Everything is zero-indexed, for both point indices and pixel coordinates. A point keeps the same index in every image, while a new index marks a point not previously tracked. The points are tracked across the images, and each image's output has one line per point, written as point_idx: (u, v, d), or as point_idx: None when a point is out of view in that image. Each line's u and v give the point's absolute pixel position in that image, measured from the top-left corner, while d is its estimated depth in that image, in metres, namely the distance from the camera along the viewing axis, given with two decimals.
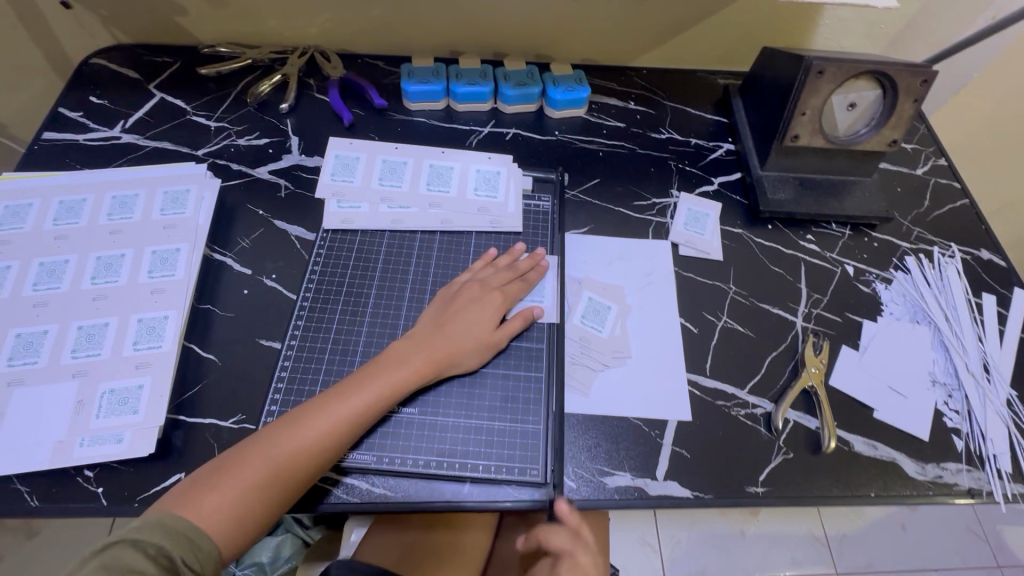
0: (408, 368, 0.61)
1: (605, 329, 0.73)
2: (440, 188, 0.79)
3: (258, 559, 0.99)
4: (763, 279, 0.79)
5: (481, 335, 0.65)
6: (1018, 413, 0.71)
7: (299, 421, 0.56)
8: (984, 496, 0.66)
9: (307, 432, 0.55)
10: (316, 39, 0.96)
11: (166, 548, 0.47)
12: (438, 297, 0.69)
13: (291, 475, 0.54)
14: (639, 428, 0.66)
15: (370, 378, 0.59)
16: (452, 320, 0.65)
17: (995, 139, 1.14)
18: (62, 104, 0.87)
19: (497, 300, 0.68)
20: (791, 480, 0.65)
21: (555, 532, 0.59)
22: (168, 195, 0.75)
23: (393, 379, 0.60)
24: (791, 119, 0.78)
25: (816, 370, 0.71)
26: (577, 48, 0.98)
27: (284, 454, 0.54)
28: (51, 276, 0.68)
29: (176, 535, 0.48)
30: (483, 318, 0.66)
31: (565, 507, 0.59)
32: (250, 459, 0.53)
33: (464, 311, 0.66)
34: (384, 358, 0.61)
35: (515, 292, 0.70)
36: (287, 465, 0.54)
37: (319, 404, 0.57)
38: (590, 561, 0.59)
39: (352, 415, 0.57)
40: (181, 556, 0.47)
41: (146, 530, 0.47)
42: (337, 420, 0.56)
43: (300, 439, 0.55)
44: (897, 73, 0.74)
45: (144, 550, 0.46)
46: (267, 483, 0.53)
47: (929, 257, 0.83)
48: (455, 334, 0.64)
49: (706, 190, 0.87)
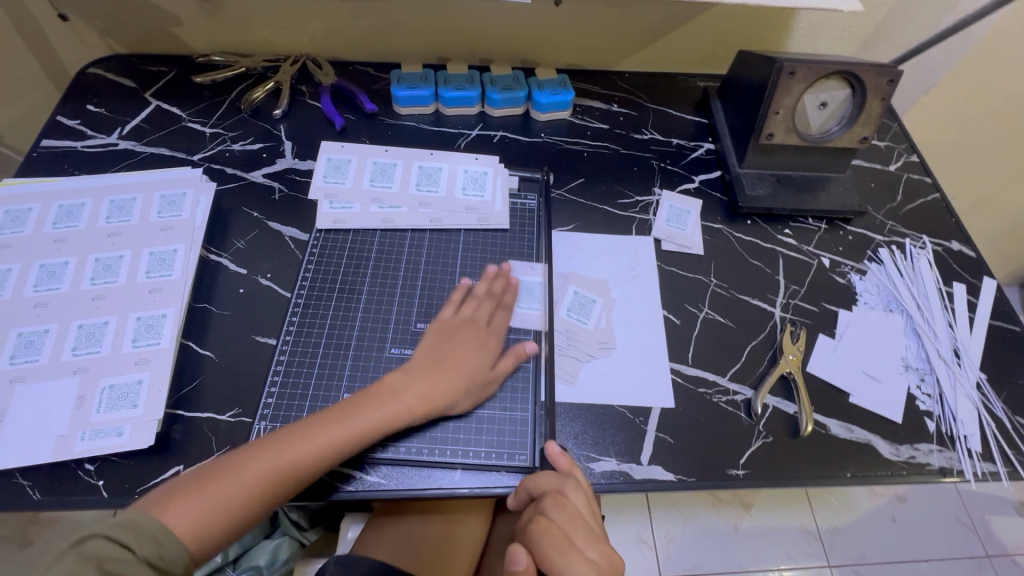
0: (400, 404, 0.61)
1: (591, 321, 0.75)
2: (430, 188, 0.82)
3: (254, 562, 0.97)
4: (743, 271, 0.82)
5: (477, 376, 0.65)
6: (988, 395, 0.74)
7: (283, 443, 0.57)
8: (956, 474, 0.68)
9: (291, 455, 0.56)
10: (308, 48, 0.99)
11: (136, 545, 0.48)
12: (434, 329, 0.69)
13: (267, 494, 0.55)
14: (623, 415, 0.69)
15: (361, 409, 0.60)
16: (448, 358, 0.66)
17: (967, 136, 1.18)
18: (60, 113, 0.89)
19: (493, 341, 0.68)
20: (771, 463, 0.67)
21: (542, 474, 0.60)
22: (165, 199, 0.77)
23: (385, 414, 0.61)
24: (766, 118, 0.82)
25: (794, 358, 0.74)
26: (562, 53, 1.01)
27: (266, 472, 0.55)
28: (51, 277, 0.70)
29: (146, 534, 0.49)
30: (480, 360, 0.66)
31: (555, 448, 0.63)
32: (230, 472, 0.55)
33: (460, 348, 0.67)
34: (377, 389, 0.62)
35: (502, 323, 0.71)
36: (264, 484, 0.55)
37: (306, 429, 0.58)
38: (579, 499, 0.58)
39: (339, 446, 0.58)
40: (148, 554, 0.49)
41: (120, 527, 0.49)
42: (323, 448, 0.57)
43: (284, 459, 0.56)
44: (865, 72, 0.78)
45: (121, 544, 0.48)
46: (243, 497, 0.54)
47: (902, 249, 0.86)
48: (450, 373, 0.64)
49: (687, 188, 0.90)
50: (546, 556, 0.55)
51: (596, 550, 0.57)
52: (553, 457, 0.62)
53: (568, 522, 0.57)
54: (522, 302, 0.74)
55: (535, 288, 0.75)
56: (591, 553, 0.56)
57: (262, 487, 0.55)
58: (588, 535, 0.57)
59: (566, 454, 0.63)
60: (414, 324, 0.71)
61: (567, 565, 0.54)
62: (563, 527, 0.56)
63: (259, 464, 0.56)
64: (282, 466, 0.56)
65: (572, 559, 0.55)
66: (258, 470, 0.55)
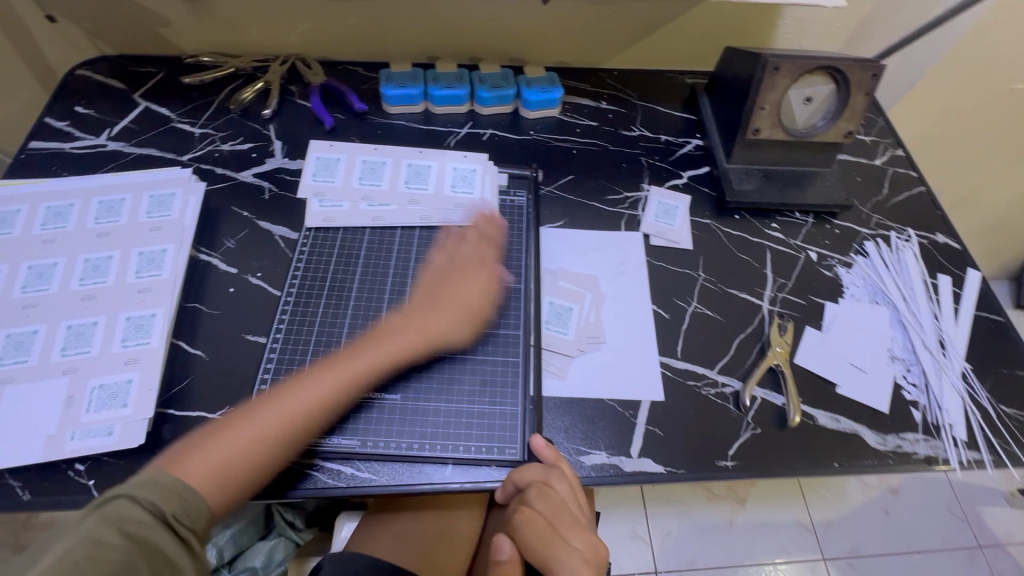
0: (401, 341, 0.66)
1: (570, 331, 0.74)
2: (419, 186, 0.82)
3: (250, 563, 0.97)
4: (731, 265, 0.83)
5: (471, 305, 0.71)
6: (973, 385, 0.75)
7: (291, 389, 0.59)
8: (941, 463, 0.69)
9: (304, 397, 0.59)
10: (297, 47, 0.99)
11: (159, 504, 0.45)
12: (426, 275, 0.73)
13: (280, 437, 0.56)
14: (613, 408, 0.69)
15: (364, 351, 0.65)
16: (437, 298, 0.71)
17: (953, 130, 1.19)
18: (48, 115, 0.89)
19: (479, 274, 0.73)
20: (759, 454, 0.68)
21: (527, 467, 0.62)
22: (155, 199, 0.77)
23: (386, 352, 0.65)
24: (752, 113, 0.83)
25: (781, 350, 0.74)
26: (550, 51, 1.02)
27: (280, 416, 0.57)
28: (39, 278, 0.70)
29: (167, 491, 0.46)
30: (472, 287, 0.72)
31: (540, 441, 0.64)
32: (241, 422, 0.56)
33: (452, 284, 0.72)
34: (376, 332, 0.67)
35: (488, 252, 0.75)
36: (277, 428, 0.57)
37: (311, 374, 0.61)
38: (564, 489, 0.61)
39: (347, 385, 0.62)
40: (172, 512, 0.46)
41: (142, 484, 0.46)
42: (333, 390, 0.61)
43: (297, 402, 0.58)
44: (848, 67, 0.78)
45: (144, 505, 0.45)
46: (256, 441, 0.55)
47: (888, 241, 0.87)
48: (444, 306, 0.70)
49: (675, 183, 0.91)
50: (530, 542, 0.61)
51: (580, 537, 0.62)
52: (538, 450, 0.63)
53: (551, 511, 0.61)
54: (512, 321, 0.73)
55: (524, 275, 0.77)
56: (575, 541, 0.61)
57: (279, 433, 0.56)
58: (571, 521, 0.62)
59: (552, 447, 0.63)
60: None
61: (550, 551, 0.60)
62: (546, 515, 0.61)
63: (273, 411, 0.57)
64: (297, 410, 0.58)
65: (556, 546, 0.61)
66: (273, 417, 0.57)
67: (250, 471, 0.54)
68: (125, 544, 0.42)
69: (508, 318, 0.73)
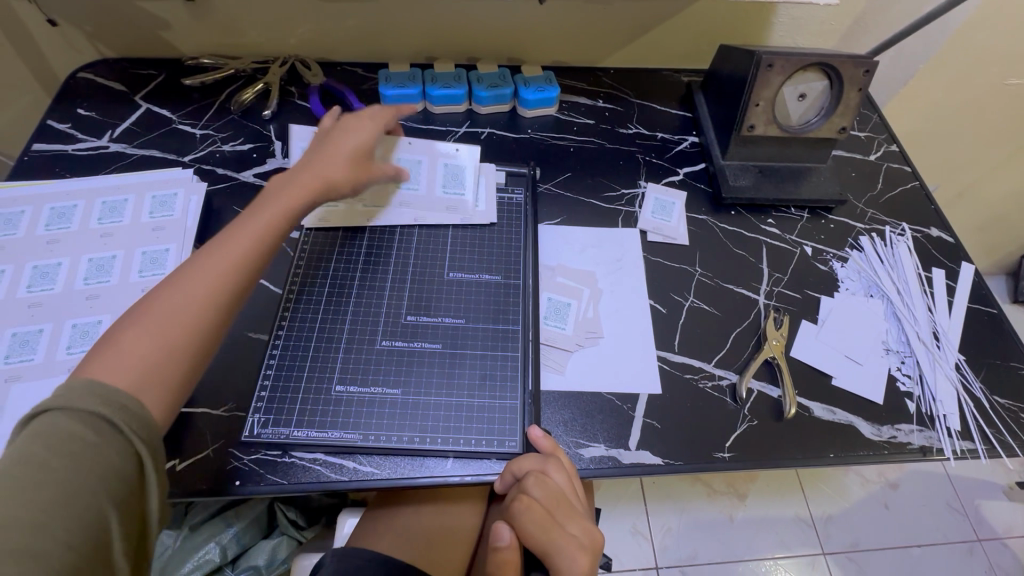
0: (295, 191, 0.64)
1: (568, 326, 0.75)
2: (411, 185, 0.81)
3: (254, 561, 0.98)
4: (727, 260, 0.84)
5: (358, 154, 0.71)
6: (966, 376, 0.76)
7: (191, 273, 0.53)
8: (936, 453, 0.70)
9: (215, 259, 0.55)
10: (297, 49, 1.00)
11: (98, 412, 0.42)
12: (308, 148, 0.72)
13: (198, 317, 0.51)
14: (611, 402, 0.70)
15: (258, 211, 0.61)
16: (326, 147, 0.70)
17: (947, 126, 1.20)
18: (51, 117, 0.90)
19: (370, 124, 0.74)
20: (756, 445, 0.69)
21: (524, 457, 0.62)
22: (157, 200, 0.78)
23: (286, 202, 0.62)
24: (746, 110, 0.84)
25: (777, 343, 0.75)
26: (547, 50, 1.03)
27: (201, 286, 0.53)
28: (44, 278, 0.70)
29: (99, 394, 0.43)
30: (364, 134, 0.72)
31: (537, 432, 0.64)
32: (147, 315, 0.50)
33: (336, 138, 0.71)
34: (267, 192, 0.63)
35: (388, 116, 0.76)
36: (190, 309, 0.51)
37: (216, 246, 0.57)
38: (561, 477, 0.60)
39: (257, 237, 0.58)
40: (115, 418, 0.42)
41: (72, 395, 0.42)
42: (241, 245, 0.57)
43: (209, 266, 0.54)
44: (841, 64, 0.79)
45: (78, 415, 0.41)
46: (175, 329, 0.50)
47: (882, 236, 0.88)
48: (339, 152, 0.69)
49: (672, 180, 0.92)
50: (528, 529, 0.59)
51: (576, 524, 0.60)
52: (536, 441, 0.64)
53: (550, 500, 0.59)
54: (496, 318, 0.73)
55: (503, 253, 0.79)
56: (572, 527, 0.60)
57: (210, 301, 0.52)
58: (569, 510, 0.60)
59: (549, 437, 0.64)
60: (404, 316, 0.72)
61: (549, 539, 0.58)
62: (547, 505, 0.59)
63: (188, 282, 0.52)
64: (213, 272, 0.54)
65: (553, 534, 0.58)
66: (190, 286, 0.52)
67: (186, 350, 0.50)
68: (62, 455, 0.39)
69: (506, 313, 0.74)
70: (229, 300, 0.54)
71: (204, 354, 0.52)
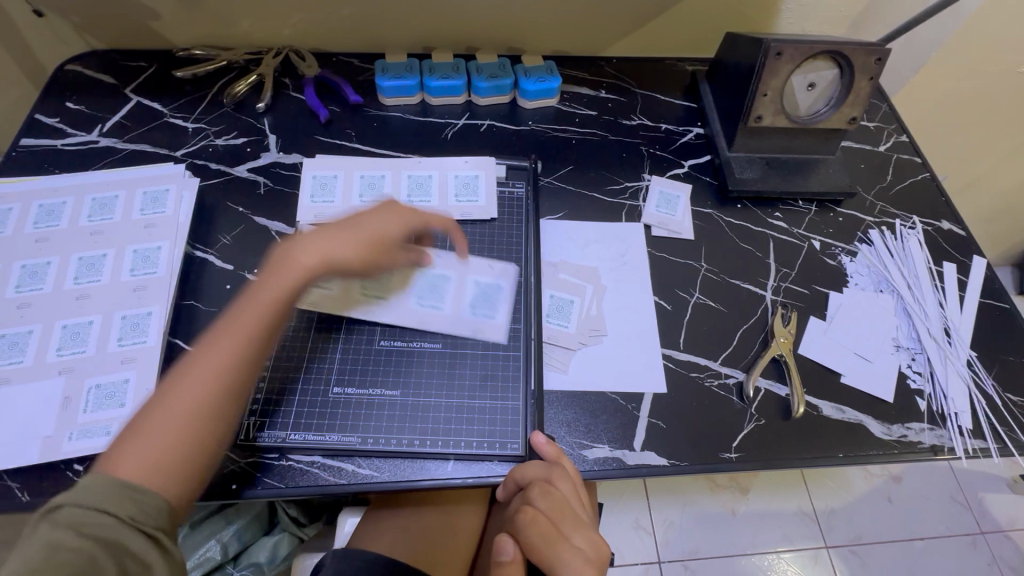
0: (297, 272, 0.56)
1: (571, 325, 0.74)
2: (433, 303, 0.69)
3: (254, 559, 0.97)
4: (733, 255, 0.82)
5: (383, 235, 0.61)
6: (978, 372, 0.74)
7: (195, 367, 0.51)
8: (947, 452, 0.69)
9: (212, 354, 0.51)
10: (291, 39, 0.97)
11: (112, 506, 0.42)
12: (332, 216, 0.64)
13: (204, 415, 0.49)
14: (615, 401, 0.69)
15: (256, 296, 0.55)
16: (347, 221, 0.61)
17: (957, 115, 1.18)
18: (39, 111, 0.88)
19: (404, 212, 0.64)
20: (763, 445, 0.67)
21: (528, 463, 0.61)
22: (148, 196, 0.76)
23: (286, 286, 0.55)
24: (754, 101, 0.81)
25: (785, 340, 0.74)
26: (548, 39, 1.00)
27: (197, 387, 0.49)
28: (33, 277, 0.69)
29: (110, 495, 0.43)
30: (390, 217, 0.62)
31: (541, 438, 0.63)
32: (156, 412, 0.48)
33: (361, 215, 0.62)
34: (271, 268, 0.56)
35: (432, 218, 0.66)
36: (198, 405, 0.49)
37: (220, 328, 0.53)
38: (567, 486, 0.59)
39: (262, 327, 0.54)
40: (129, 514, 0.43)
41: (85, 490, 0.42)
42: (239, 335, 0.53)
43: (206, 364, 0.51)
44: (852, 52, 0.77)
45: (96, 507, 0.42)
46: (182, 427, 0.48)
47: (892, 229, 0.86)
48: (357, 229, 0.60)
49: (676, 172, 0.90)
50: (530, 541, 0.56)
51: (581, 535, 0.57)
52: (540, 446, 0.62)
53: (555, 510, 0.57)
54: (479, 309, 0.70)
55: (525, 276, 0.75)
56: (576, 539, 0.57)
57: (208, 403, 0.49)
58: (575, 522, 0.57)
59: (552, 443, 0.63)
60: None
61: (553, 553, 0.55)
62: (551, 516, 0.57)
63: (185, 382, 0.50)
64: (209, 371, 0.50)
65: (558, 547, 0.55)
66: (188, 387, 0.49)
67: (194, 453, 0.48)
68: (84, 545, 0.40)
69: (507, 315, 0.72)
70: (231, 389, 0.51)
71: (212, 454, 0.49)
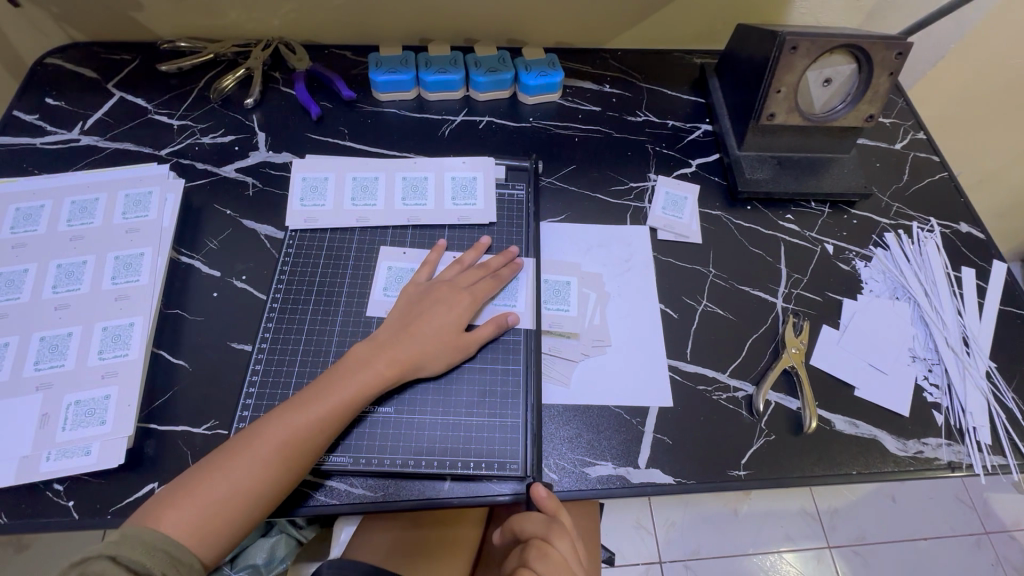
0: (369, 374, 0.59)
1: (571, 306, 0.72)
2: (417, 202, 0.76)
3: (252, 560, 0.85)
4: (743, 260, 0.79)
5: (449, 337, 0.63)
6: (998, 385, 0.71)
7: (259, 438, 0.54)
8: (965, 468, 0.66)
9: (275, 437, 0.54)
10: (280, 31, 0.93)
11: (145, 564, 0.46)
12: (404, 303, 0.66)
13: (253, 492, 0.52)
14: (620, 416, 0.66)
15: (328, 391, 0.57)
16: (420, 319, 0.63)
17: (975, 109, 1.13)
18: (18, 107, 0.84)
19: (466, 301, 0.66)
20: (773, 462, 0.64)
21: (528, 518, 0.56)
22: (131, 199, 0.73)
23: (355, 386, 0.58)
24: (766, 97, 0.77)
25: (797, 351, 0.70)
26: (549, 30, 0.95)
27: (255, 467, 0.52)
28: (10, 286, 0.66)
29: (152, 549, 0.47)
30: (461, 313, 0.65)
31: (542, 490, 0.57)
32: (213, 475, 0.52)
33: (431, 311, 0.64)
34: (348, 363, 0.60)
35: (485, 291, 0.67)
36: (250, 482, 0.52)
37: (293, 404, 0.57)
38: (566, 546, 0.54)
39: (326, 417, 0.56)
40: (162, 572, 0.47)
41: (124, 544, 0.46)
42: (304, 427, 0.55)
43: (268, 446, 0.53)
44: (872, 45, 0.72)
45: (125, 565, 0.45)
46: (230, 498, 0.51)
47: (909, 232, 0.83)
48: (432, 329, 0.63)
49: (684, 172, 0.86)
50: None
51: None
52: (539, 500, 0.57)
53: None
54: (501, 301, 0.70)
55: (567, 290, 0.73)
56: None
57: (259, 480, 0.52)
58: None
59: (552, 495, 0.58)
60: None
61: None
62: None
63: (247, 457, 0.53)
64: (269, 456, 0.53)
65: None
66: (248, 463, 0.52)
67: (234, 522, 0.51)
68: None
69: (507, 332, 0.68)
70: (282, 471, 0.53)
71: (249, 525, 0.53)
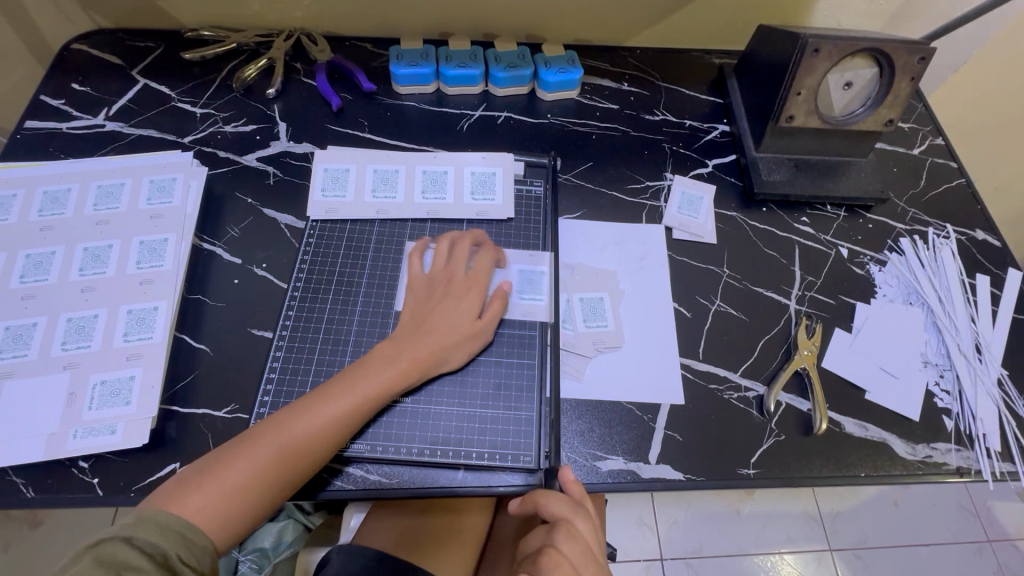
0: (391, 372, 0.60)
1: (609, 322, 0.72)
2: (436, 195, 0.77)
3: (260, 544, 0.90)
4: (757, 261, 0.79)
5: (465, 329, 0.64)
6: (1009, 393, 0.71)
7: (281, 428, 0.55)
8: (973, 474, 0.66)
9: (299, 427, 0.55)
10: (302, 21, 0.93)
11: (160, 545, 0.47)
12: (416, 292, 0.66)
13: (276, 480, 0.54)
14: (632, 412, 0.67)
15: (352, 386, 0.58)
16: (436, 313, 0.64)
17: (994, 118, 1.12)
18: (44, 92, 0.86)
19: (477, 288, 0.66)
20: (782, 462, 0.65)
21: (556, 498, 0.57)
22: (156, 184, 0.74)
23: (378, 382, 0.59)
24: (786, 99, 0.77)
25: (809, 353, 0.71)
26: (570, 27, 0.96)
27: (277, 457, 0.54)
28: (38, 268, 0.67)
29: (168, 531, 0.49)
30: (472, 300, 0.66)
31: (570, 475, 0.59)
32: (235, 461, 0.53)
33: (444, 302, 0.65)
34: (371, 359, 0.61)
35: (493, 275, 0.68)
36: (271, 470, 0.53)
37: (317, 396, 0.58)
38: (587, 528, 0.56)
39: (348, 411, 0.57)
40: (176, 552, 0.48)
41: (140, 527, 0.48)
42: (326, 421, 0.56)
43: (293, 437, 0.55)
44: (894, 50, 0.72)
45: (139, 546, 0.47)
46: (251, 486, 0.53)
47: (924, 238, 0.83)
48: (449, 321, 0.64)
49: (700, 172, 0.86)
50: None
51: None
52: (568, 484, 0.58)
53: (579, 558, 0.54)
54: (522, 292, 0.71)
55: (602, 306, 0.73)
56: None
57: (279, 469, 0.54)
58: (599, 572, 0.54)
59: (579, 481, 0.59)
60: None
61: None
62: (575, 562, 0.54)
63: (271, 446, 0.54)
64: (293, 446, 0.54)
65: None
66: (272, 453, 0.54)
67: (254, 507, 0.53)
68: None
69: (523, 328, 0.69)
70: (302, 461, 0.55)
71: (268, 508, 0.54)
